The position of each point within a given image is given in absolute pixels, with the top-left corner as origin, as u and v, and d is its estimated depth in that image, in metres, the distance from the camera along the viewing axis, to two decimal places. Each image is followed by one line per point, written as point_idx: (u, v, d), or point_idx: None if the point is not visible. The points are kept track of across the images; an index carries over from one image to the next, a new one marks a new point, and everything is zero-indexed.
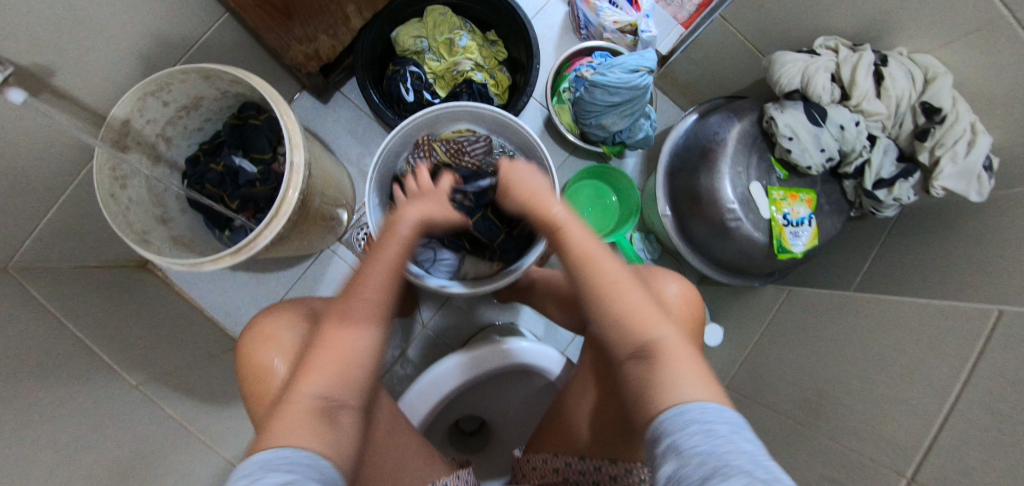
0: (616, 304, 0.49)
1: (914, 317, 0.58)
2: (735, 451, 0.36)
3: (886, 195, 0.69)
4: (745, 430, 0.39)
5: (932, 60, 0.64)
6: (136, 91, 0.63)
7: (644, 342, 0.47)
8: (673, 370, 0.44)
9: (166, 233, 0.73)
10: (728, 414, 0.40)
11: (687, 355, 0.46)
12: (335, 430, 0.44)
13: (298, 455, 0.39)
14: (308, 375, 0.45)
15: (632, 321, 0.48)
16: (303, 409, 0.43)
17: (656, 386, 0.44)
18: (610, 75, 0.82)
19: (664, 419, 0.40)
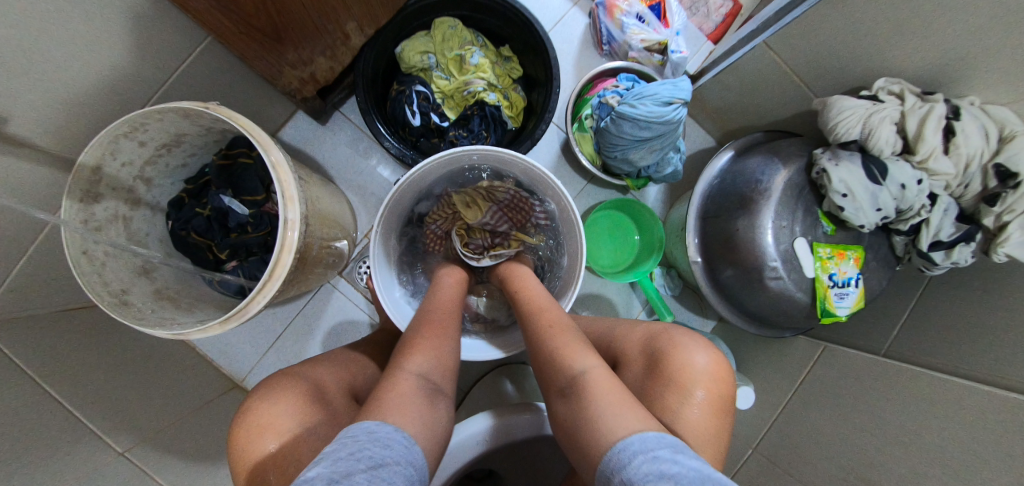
0: (553, 345, 0.56)
1: (975, 407, 0.54)
2: (679, 468, 0.37)
3: (942, 258, 0.63)
4: (687, 451, 0.40)
5: (1009, 115, 0.57)
6: (105, 135, 0.55)
7: (574, 377, 0.51)
8: (594, 405, 0.47)
9: (150, 286, 0.65)
10: (668, 439, 0.42)
11: (611, 385, 0.49)
12: (432, 413, 0.46)
13: (393, 428, 0.40)
14: (409, 358, 0.50)
15: (565, 359, 0.54)
16: (410, 384, 0.47)
17: (586, 420, 0.47)
18: (640, 108, 0.75)
19: (608, 461, 0.42)
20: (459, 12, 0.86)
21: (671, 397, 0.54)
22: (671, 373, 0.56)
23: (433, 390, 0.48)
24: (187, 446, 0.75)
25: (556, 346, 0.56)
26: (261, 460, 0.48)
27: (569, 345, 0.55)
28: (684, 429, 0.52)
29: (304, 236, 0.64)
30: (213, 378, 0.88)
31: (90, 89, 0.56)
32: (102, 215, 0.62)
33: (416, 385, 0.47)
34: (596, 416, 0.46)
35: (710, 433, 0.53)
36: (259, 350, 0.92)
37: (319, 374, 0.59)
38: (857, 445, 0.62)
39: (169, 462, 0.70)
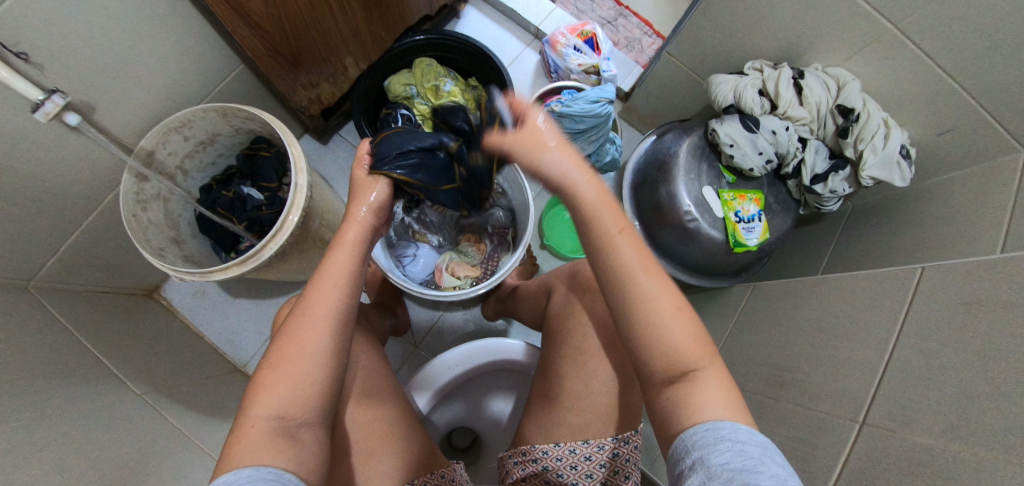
0: (664, 332, 0.46)
1: (858, 287, 0.64)
2: (764, 470, 0.37)
3: (823, 188, 0.77)
4: (779, 456, 0.39)
5: (842, 71, 0.75)
6: (162, 126, 0.74)
7: (688, 370, 0.46)
8: (706, 403, 0.44)
9: (179, 252, 0.82)
10: (760, 438, 0.40)
11: (724, 384, 0.45)
12: (299, 449, 0.45)
13: (263, 471, 0.41)
14: (261, 398, 0.46)
15: (677, 351, 0.46)
16: (264, 428, 0.44)
17: (691, 406, 0.44)
18: (575, 106, 0.93)
19: (692, 434, 0.42)
20: (434, 54, 1.10)
21: None
22: None
23: (295, 425, 0.46)
24: (200, 404, 0.84)
25: (668, 331, 0.46)
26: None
27: (686, 338, 0.46)
28: None
29: (308, 203, 0.81)
30: (218, 360, 0.98)
31: (155, 97, 0.77)
32: (149, 192, 0.78)
33: (274, 425, 0.45)
34: (705, 415, 0.43)
35: None
36: (262, 337, 1.03)
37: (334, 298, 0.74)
38: (777, 345, 0.70)
39: (182, 412, 0.79)
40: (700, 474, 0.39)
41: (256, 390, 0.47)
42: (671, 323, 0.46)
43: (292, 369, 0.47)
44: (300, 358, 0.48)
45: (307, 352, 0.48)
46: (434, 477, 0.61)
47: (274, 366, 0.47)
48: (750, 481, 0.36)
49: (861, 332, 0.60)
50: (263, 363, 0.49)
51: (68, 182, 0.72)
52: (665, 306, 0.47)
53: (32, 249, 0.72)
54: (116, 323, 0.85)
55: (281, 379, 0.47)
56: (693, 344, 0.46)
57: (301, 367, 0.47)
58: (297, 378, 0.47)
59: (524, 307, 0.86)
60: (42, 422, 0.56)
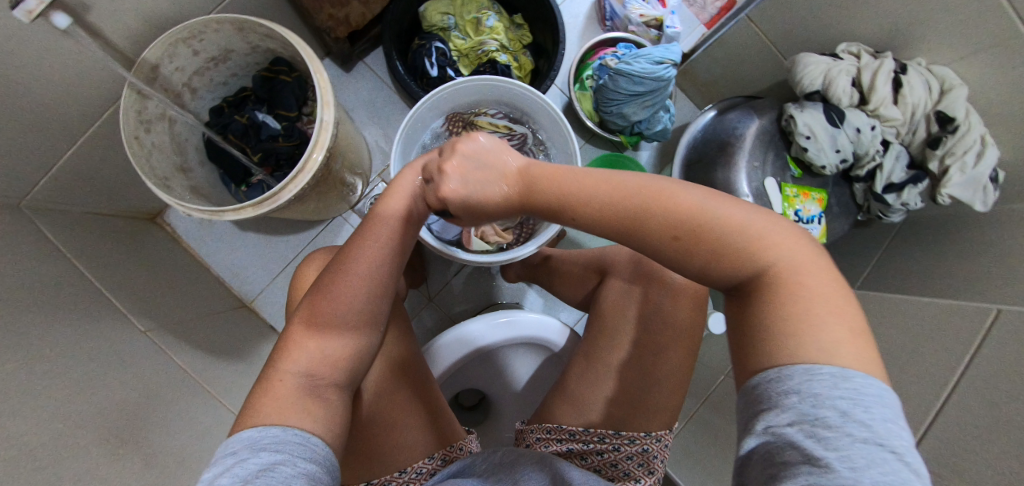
0: (720, 239, 0.38)
1: (919, 315, 0.61)
2: (849, 430, 0.30)
3: (894, 199, 0.71)
4: (875, 410, 0.31)
5: (949, 73, 0.66)
6: (169, 36, 0.63)
7: (764, 272, 0.38)
8: (800, 307, 0.35)
9: (186, 182, 0.73)
10: (854, 386, 0.32)
11: (820, 282, 0.37)
12: (323, 407, 0.45)
13: (288, 432, 0.40)
14: (290, 355, 0.47)
15: (746, 255, 0.38)
16: (292, 387, 0.45)
17: (793, 328, 0.35)
18: (635, 65, 0.83)
19: (764, 384, 0.35)
20: None
21: None
22: None
23: (323, 385, 0.47)
24: (206, 344, 0.80)
25: (737, 238, 0.38)
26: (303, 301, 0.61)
27: (746, 241, 0.38)
28: None
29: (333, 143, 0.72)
30: (224, 295, 0.93)
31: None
32: (152, 111, 0.68)
33: (302, 385, 0.45)
34: (801, 330, 0.35)
35: None
36: (271, 275, 0.98)
37: None
38: None
39: (185, 352, 0.75)
40: (761, 431, 0.33)
41: (284, 348, 0.48)
42: (723, 229, 0.38)
43: (321, 335, 0.48)
44: (332, 314, 0.49)
45: (333, 312, 0.49)
46: (454, 451, 0.59)
47: (301, 329, 0.48)
48: (819, 451, 0.29)
49: (913, 364, 0.57)
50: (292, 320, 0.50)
51: (58, 93, 0.62)
52: (719, 214, 0.39)
53: (22, 167, 0.64)
54: (117, 250, 0.78)
55: (309, 345, 0.48)
56: (754, 245, 0.38)
57: (340, 317, 0.49)
58: (324, 345, 0.48)
59: (554, 280, 0.83)
60: (48, 364, 0.52)
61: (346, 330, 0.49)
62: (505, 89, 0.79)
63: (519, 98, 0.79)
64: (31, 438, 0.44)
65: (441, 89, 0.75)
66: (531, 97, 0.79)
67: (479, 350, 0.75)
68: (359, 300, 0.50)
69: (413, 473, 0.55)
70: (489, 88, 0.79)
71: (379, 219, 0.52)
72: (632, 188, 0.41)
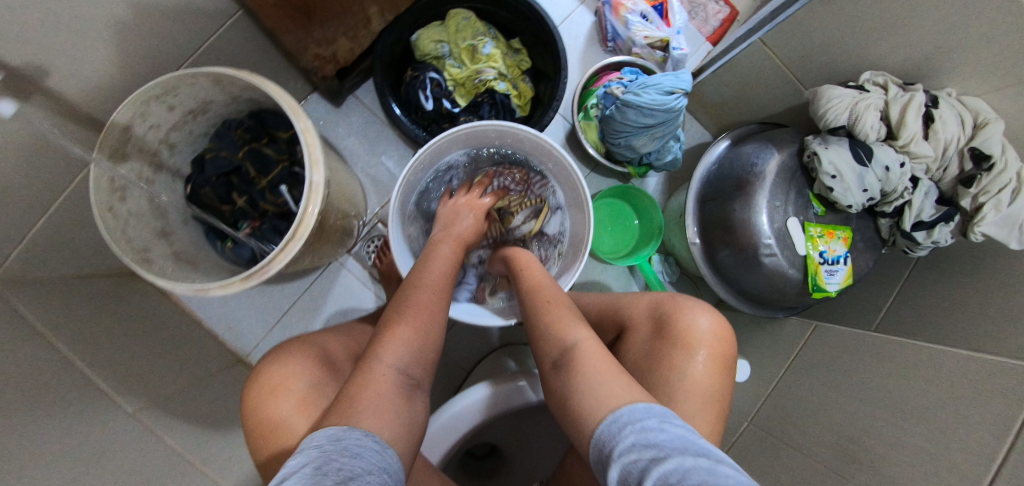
0: (547, 316, 0.58)
1: (959, 369, 0.58)
2: (665, 435, 0.38)
3: (924, 237, 0.67)
4: (675, 419, 0.41)
5: (982, 105, 0.62)
6: (141, 94, 0.57)
7: (565, 349, 0.54)
8: (586, 382, 0.48)
9: (168, 248, 0.67)
10: (656, 409, 0.42)
11: (608, 366, 0.49)
12: (409, 409, 0.49)
13: (370, 439, 0.42)
14: (390, 348, 0.52)
15: (583, 349, 0.52)
16: (391, 384, 0.49)
17: (577, 395, 0.48)
18: (645, 96, 0.78)
19: (599, 428, 0.43)
20: (473, 4, 0.91)
21: (676, 355, 0.55)
22: (676, 335, 0.56)
23: (410, 386, 0.51)
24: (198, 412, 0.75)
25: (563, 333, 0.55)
26: (268, 414, 0.51)
27: (578, 337, 0.54)
28: (685, 387, 0.53)
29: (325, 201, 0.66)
30: (218, 352, 0.88)
31: (127, 54, 0.59)
32: (128, 175, 0.63)
33: (398, 383, 0.50)
34: (588, 395, 0.47)
35: (712, 389, 0.53)
36: (267, 326, 0.93)
37: (329, 343, 0.64)
38: (848, 411, 0.65)
39: (176, 427, 0.70)
40: (614, 464, 0.39)
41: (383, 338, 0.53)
42: (571, 324, 0.56)
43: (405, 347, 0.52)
44: (426, 326, 0.56)
45: (427, 318, 0.57)
46: None
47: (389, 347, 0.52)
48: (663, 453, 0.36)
49: (960, 428, 0.54)
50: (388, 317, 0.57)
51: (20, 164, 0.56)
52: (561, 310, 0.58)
53: None
54: (100, 318, 0.73)
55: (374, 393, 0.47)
56: (573, 326, 0.55)
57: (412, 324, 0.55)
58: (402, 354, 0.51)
59: None
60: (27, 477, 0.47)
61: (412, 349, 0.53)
62: (504, 133, 0.73)
63: (522, 141, 0.73)
64: None
65: (436, 138, 0.69)
66: (535, 141, 0.73)
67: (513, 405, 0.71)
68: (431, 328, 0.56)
69: None
70: (485, 133, 0.73)
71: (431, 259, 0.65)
72: (538, 281, 0.64)
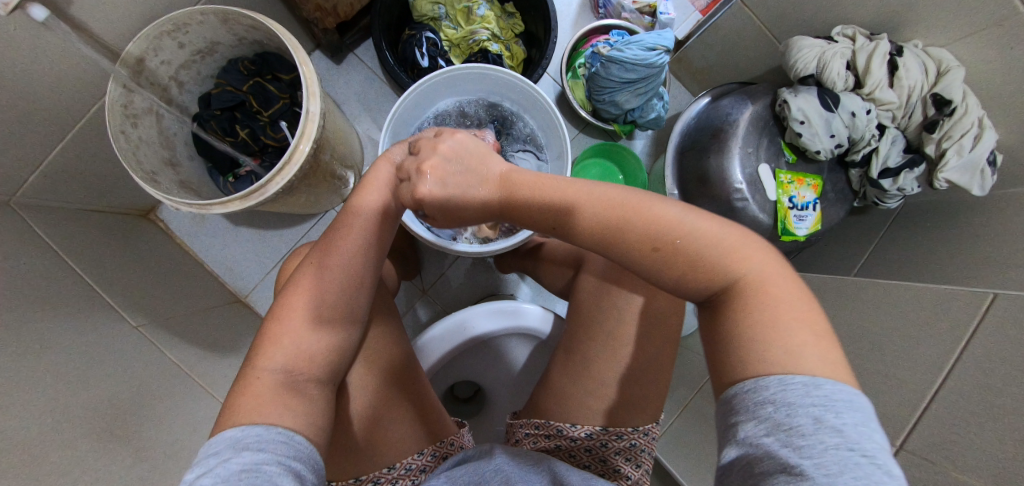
0: (700, 255, 0.42)
1: (914, 300, 0.61)
2: (814, 441, 0.32)
3: (891, 184, 0.70)
4: (842, 415, 0.33)
5: (945, 54, 0.65)
6: (153, 29, 0.62)
7: (736, 286, 0.41)
8: (784, 313, 0.39)
9: (174, 176, 0.74)
10: (822, 394, 0.34)
11: (789, 288, 0.40)
12: (307, 405, 0.45)
13: (272, 432, 0.40)
14: (269, 351, 0.47)
15: (730, 265, 0.41)
16: (269, 384, 0.45)
17: (777, 337, 0.38)
18: (627, 52, 0.82)
19: (732, 396, 0.38)
20: None
21: None
22: None
23: (305, 380, 0.47)
24: (201, 338, 0.80)
25: (706, 250, 0.42)
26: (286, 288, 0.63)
27: (726, 250, 0.42)
28: None
29: (321, 134, 0.72)
30: (220, 291, 0.94)
31: None
32: (139, 105, 0.68)
33: (282, 376, 0.45)
34: (767, 339, 0.38)
35: None
36: (264, 269, 0.99)
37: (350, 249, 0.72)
38: None
39: (181, 347, 0.75)
40: (737, 443, 0.36)
41: (263, 343, 0.47)
42: (701, 236, 0.42)
43: (296, 336, 0.48)
44: (308, 306, 0.49)
45: (305, 315, 0.49)
46: (445, 446, 0.61)
47: (265, 358, 0.46)
48: (801, 450, 0.32)
49: (910, 352, 0.57)
50: (277, 310, 0.49)
51: (42, 88, 0.61)
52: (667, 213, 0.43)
53: (11, 165, 0.63)
54: (111, 247, 0.78)
55: (252, 393, 0.43)
56: (734, 255, 0.41)
57: (314, 318, 0.49)
58: (279, 357, 0.46)
59: (546, 271, 0.82)
60: (41, 361, 0.52)
61: (319, 332, 0.49)
62: (493, 78, 0.78)
63: (507, 85, 0.78)
64: (16, 437, 0.44)
65: (428, 77, 0.73)
66: (521, 87, 0.78)
67: (471, 339, 0.78)
68: (337, 310, 0.50)
69: (403, 468, 0.56)
70: (477, 77, 0.78)
71: (355, 212, 0.53)
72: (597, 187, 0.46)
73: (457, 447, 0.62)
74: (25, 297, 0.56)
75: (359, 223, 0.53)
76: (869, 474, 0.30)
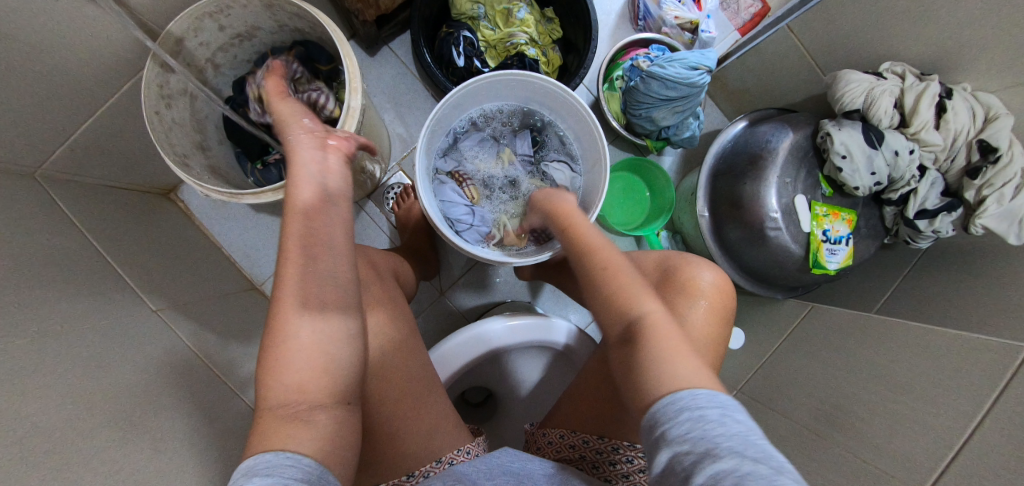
0: (608, 285, 0.48)
1: (946, 345, 0.61)
2: (725, 429, 0.34)
3: (926, 225, 0.69)
4: (739, 412, 0.37)
5: (993, 101, 0.64)
6: (195, 10, 0.60)
7: (629, 323, 0.45)
8: (655, 358, 0.42)
9: (204, 160, 0.72)
10: (720, 398, 0.38)
11: (669, 337, 0.43)
12: (316, 429, 0.39)
13: (282, 456, 0.36)
14: (276, 368, 0.41)
15: (618, 303, 0.46)
16: (277, 414, 0.39)
17: (662, 372, 0.40)
18: (670, 69, 0.81)
19: (659, 409, 0.38)
20: None
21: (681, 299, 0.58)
22: (680, 281, 0.60)
23: (311, 402, 0.40)
24: (216, 325, 0.79)
25: (613, 284, 0.47)
26: None
27: (629, 287, 0.47)
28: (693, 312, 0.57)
29: (358, 130, 0.71)
30: (238, 278, 0.93)
31: None
32: (174, 86, 0.66)
33: (288, 400, 0.40)
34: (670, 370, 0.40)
35: (714, 328, 0.58)
36: None
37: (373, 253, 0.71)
38: (837, 385, 0.69)
39: (196, 333, 0.74)
40: (665, 449, 0.36)
41: (265, 371, 0.41)
42: (614, 273, 0.48)
43: (292, 351, 0.41)
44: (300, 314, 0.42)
45: (294, 334, 0.42)
46: (461, 455, 0.59)
47: (268, 386, 0.41)
48: (716, 443, 0.33)
49: (939, 398, 0.57)
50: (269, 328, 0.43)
51: (77, 61, 0.59)
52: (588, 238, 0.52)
53: (40, 137, 0.62)
54: (132, 226, 0.77)
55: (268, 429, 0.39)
56: (627, 295, 0.46)
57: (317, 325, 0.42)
58: (281, 383, 0.40)
59: (571, 284, 0.82)
60: (59, 342, 0.51)
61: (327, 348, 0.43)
62: (536, 86, 0.76)
63: (549, 94, 0.76)
64: (40, 425, 0.43)
65: (474, 79, 0.71)
66: (563, 97, 0.75)
67: (491, 350, 0.77)
68: (326, 319, 0.43)
69: (421, 477, 0.55)
70: (519, 84, 0.76)
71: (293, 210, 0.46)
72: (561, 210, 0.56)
73: (472, 455, 0.60)
74: (45, 275, 0.54)
75: (296, 224, 0.45)
76: (774, 459, 0.33)
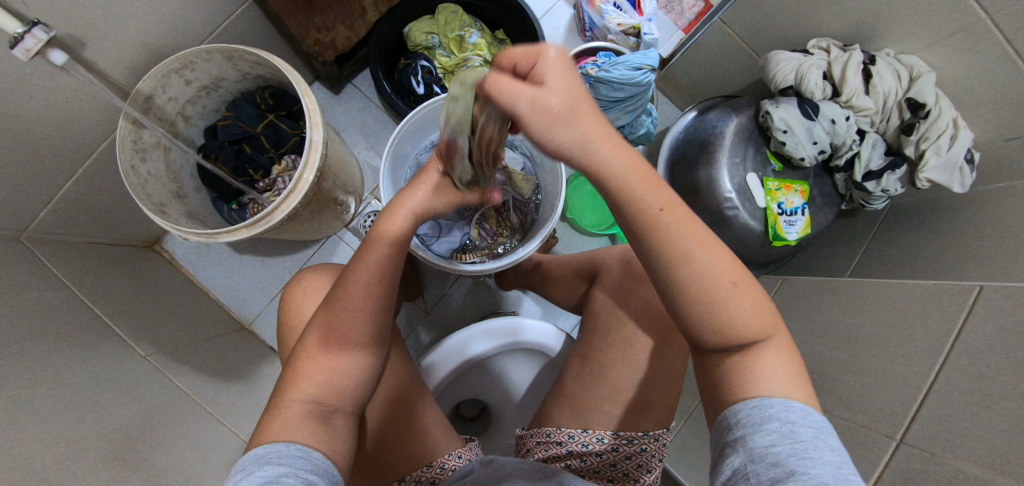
0: (733, 312, 0.41)
1: (905, 296, 0.62)
2: (813, 454, 0.36)
3: (875, 186, 0.73)
4: (832, 437, 0.38)
5: (916, 61, 0.68)
6: (161, 68, 0.65)
7: (752, 348, 0.42)
8: (770, 379, 0.41)
9: (182, 207, 0.76)
10: (815, 419, 0.39)
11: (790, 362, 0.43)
12: (330, 431, 0.45)
13: (292, 448, 0.41)
14: (298, 383, 0.46)
15: (746, 331, 0.42)
16: (298, 412, 0.45)
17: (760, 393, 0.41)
18: (614, 72, 0.85)
19: (738, 412, 0.41)
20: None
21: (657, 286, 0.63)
22: None
23: (330, 409, 0.46)
24: (208, 366, 0.81)
25: (735, 311, 0.41)
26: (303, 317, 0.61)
27: (750, 313, 0.41)
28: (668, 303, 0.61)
29: (324, 162, 0.75)
30: (226, 320, 0.95)
31: (150, 34, 0.67)
32: (147, 140, 0.70)
33: (313, 407, 0.45)
34: (756, 378, 0.41)
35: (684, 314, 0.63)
36: (268, 296, 1.00)
37: None
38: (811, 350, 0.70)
39: (188, 375, 0.76)
40: (743, 453, 0.38)
41: (290, 376, 0.47)
42: (737, 298, 0.41)
43: (325, 364, 0.47)
44: (336, 327, 0.48)
45: (335, 350, 0.48)
46: (453, 460, 0.60)
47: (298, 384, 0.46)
48: (801, 465, 0.35)
49: (904, 347, 0.58)
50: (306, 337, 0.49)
51: (54, 126, 0.64)
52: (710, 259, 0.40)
53: (23, 201, 0.65)
54: (119, 278, 0.80)
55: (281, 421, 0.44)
56: (762, 318, 0.42)
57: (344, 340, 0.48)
58: (311, 386, 0.46)
59: (547, 286, 0.84)
60: (53, 388, 0.53)
61: (348, 360, 0.48)
62: None
63: None
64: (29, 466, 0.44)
65: (430, 102, 0.75)
66: None
67: (474, 357, 0.79)
68: (361, 339, 0.49)
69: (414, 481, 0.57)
70: None
71: (378, 239, 0.50)
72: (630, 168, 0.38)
73: (463, 459, 0.61)
74: (36, 328, 0.57)
75: (380, 251, 0.50)
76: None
